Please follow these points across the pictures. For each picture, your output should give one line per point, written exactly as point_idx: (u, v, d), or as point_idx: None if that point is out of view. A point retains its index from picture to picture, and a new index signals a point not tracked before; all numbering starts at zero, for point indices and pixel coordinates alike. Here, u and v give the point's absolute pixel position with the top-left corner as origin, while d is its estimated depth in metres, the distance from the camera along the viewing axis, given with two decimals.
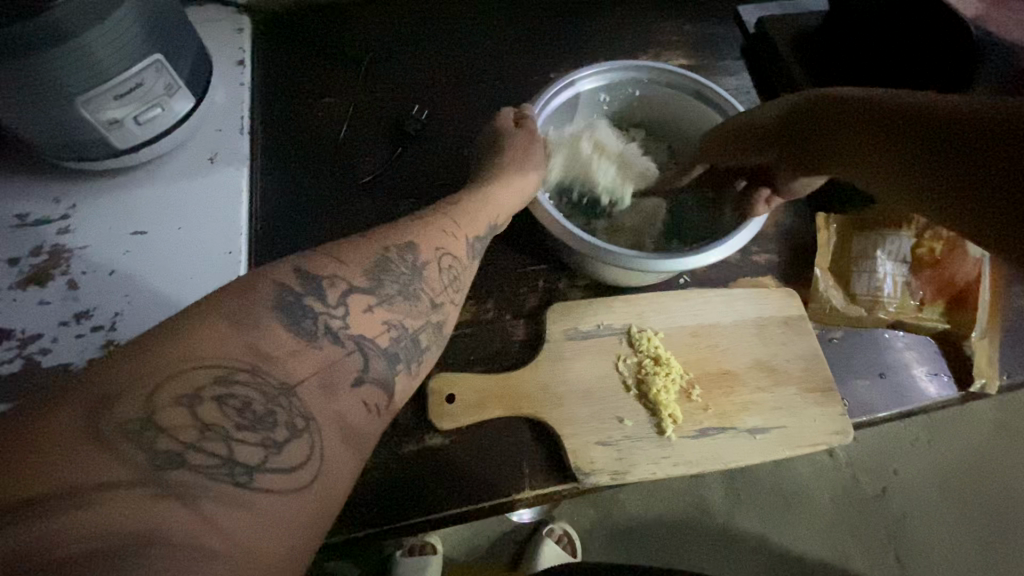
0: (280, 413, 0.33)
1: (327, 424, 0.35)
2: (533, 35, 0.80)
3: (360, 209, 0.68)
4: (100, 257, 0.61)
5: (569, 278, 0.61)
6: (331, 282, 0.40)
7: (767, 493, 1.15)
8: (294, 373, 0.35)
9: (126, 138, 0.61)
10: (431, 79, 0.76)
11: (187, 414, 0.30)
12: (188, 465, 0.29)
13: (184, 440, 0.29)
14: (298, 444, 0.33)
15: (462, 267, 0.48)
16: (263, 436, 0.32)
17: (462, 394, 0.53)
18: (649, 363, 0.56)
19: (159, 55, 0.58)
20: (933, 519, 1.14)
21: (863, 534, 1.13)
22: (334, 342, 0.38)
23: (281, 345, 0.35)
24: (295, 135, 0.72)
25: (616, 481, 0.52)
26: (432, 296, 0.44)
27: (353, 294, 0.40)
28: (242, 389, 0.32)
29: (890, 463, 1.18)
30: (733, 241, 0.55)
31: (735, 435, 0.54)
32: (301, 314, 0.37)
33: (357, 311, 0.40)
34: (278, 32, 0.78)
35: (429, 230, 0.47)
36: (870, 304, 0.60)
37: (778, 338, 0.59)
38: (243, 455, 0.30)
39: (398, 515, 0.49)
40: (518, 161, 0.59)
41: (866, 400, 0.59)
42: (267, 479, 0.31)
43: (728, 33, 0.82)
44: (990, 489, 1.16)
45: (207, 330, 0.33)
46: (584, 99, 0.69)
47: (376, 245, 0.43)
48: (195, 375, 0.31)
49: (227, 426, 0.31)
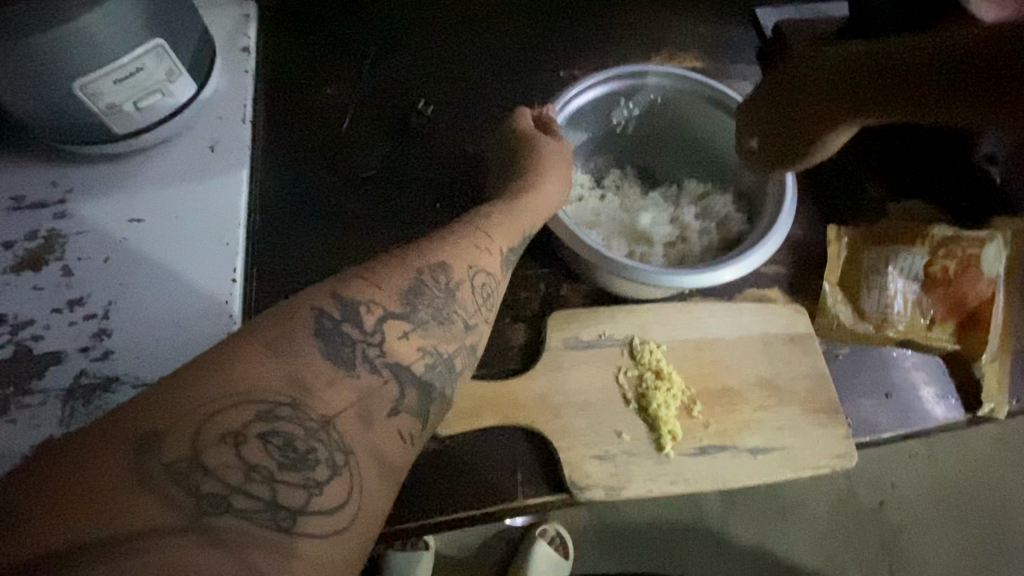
0: (321, 449, 0.32)
1: (363, 457, 0.33)
2: (546, 29, 0.78)
3: (359, 206, 0.66)
4: (97, 244, 0.60)
5: (571, 284, 0.60)
6: (368, 306, 0.38)
7: (765, 503, 1.14)
8: (332, 405, 0.33)
9: (126, 123, 0.60)
10: (439, 75, 0.74)
11: (231, 453, 0.29)
12: (233, 509, 0.28)
13: (228, 482, 0.28)
14: (339, 482, 0.31)
15: (494, 283, 0.46)
16: (305, 476, 0.30)
17: (458, 401, 0.52)
18: (650, 376, 0.55)
19: (161, 39, 0.56)
20: (928, 536, 1.13)
21: (859, 548, 1.11)
22: (372, 370, 0.36)
23: (319, 375, 0.34)
24: (300, 126, 0.70)
25: (611, 496, 0.51)
26: (465, 318, 0.43)
27: (388, 320, 0.38)
28: (287, 425, 0.31)
29: (889, 477, 1.17)
30: (755, 258, 0.54)
31: (735, 453, 0.53)
32: (339, 342, 0.36)
33: (393, 337, 0.38)
34: (284, 20, 0.76)
35: (465, 247, 0.45)
36: (878, 322, 0.59)
37: (784, 356, 0.57)
38: (286, 496, 0.29)
39: (387, 521, 0.48)
40: (542, 169, 0.57)
41: (871, 420, 0.57)
42: (310, 523, 0.29)
43: (745, 34, 0.80)
44: (988, 507, 1.15)
45: (251, 363, 0.32)
46: (604, 108, 0.67)
47: (410, 266, 0.41)
48: (238, 413, 0.30)
49: (271, 466, 0.29)
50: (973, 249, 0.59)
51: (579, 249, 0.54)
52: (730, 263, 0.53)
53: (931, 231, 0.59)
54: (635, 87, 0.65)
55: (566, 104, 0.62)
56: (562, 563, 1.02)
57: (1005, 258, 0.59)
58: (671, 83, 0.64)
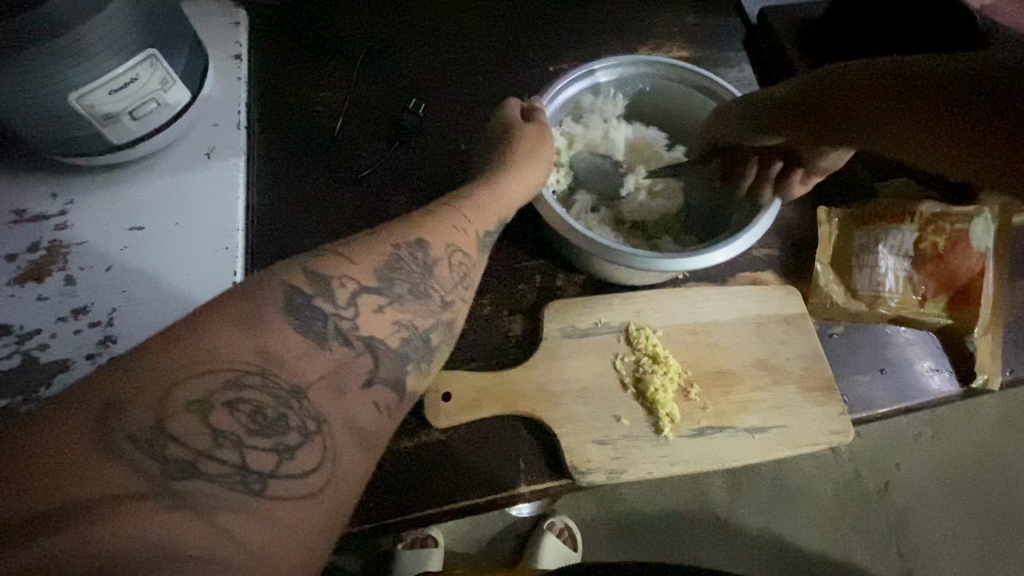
0: (291, 417, 0.32)
1: (338, 427, 0.34)
2: (533, 25, 0.79)
3: (354, 205, 0.67)
4: (99, 253, 0.61)
5: (566, 275, 0.61)
6: (341, 281, 0.38)
7: (770, 488, 1.15)
8: (305, 376, 0.34)
9: (122, 133, 0.61)
10: (429, 74, 0.75)
11: (198, 420, 0.30)
12: (201, 474, 0.29)
13: (195, 447, 0.29)
14: (309, 448, 0.32)
15: (473, 266, 0.47)
16: (273, 441, 0.31)
17: (458, 393, 0.53)
18: (647, 361, 0.56)
19: (154, 49, 0.57)
20: (933, 515, 1.14)
21: (867, 531, 1.13)
22: (345, 344, 0.37)
23: (289, 347, 0.34)
24: (293, 129, 0.71)
25: (612, 480, 0.52)
26: (441, 294, 0.43)
27: (363, 295, 0.39)
28: (253, 393, 0.32)
29: (892, 458, 1.18)
30: (745, 240, 0.54)
31: (732, 434, 0.54)
32: (311, 316, 0.36)
33: (367, 311, 0.39)
34: (274, 25, 0.77)
35: (443, 230, 0.46)
36: (871, 300, 0.60)
37: (779, 337, 0.58)
38: (255, 461, 0.30)
39: (392, 512, 0.49)
40: (530, 157, 0.57)
41: (867, 396, 0.58)
42: (282, 487, 0.30)
43: (730, 23, 0.80)
44: (991, 485, 1.16)
45: (217, 333, 0.32)
46: (596, 98, 0.67)
47: (385, 243, 0.42)
48: (204, 380, 0.31)
49: (239, 432, 0.30)
50: (961, 225, 0.60)
51: (569, 237, 0.54)
52: (723, 245, 0.53)
53: (919, 208, 0.60)
54: (620, 76, 0.65)
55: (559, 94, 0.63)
56: (571, 555, 1.03)
57: (994, 233, 0.60)
58: (656, 71, 0.65)
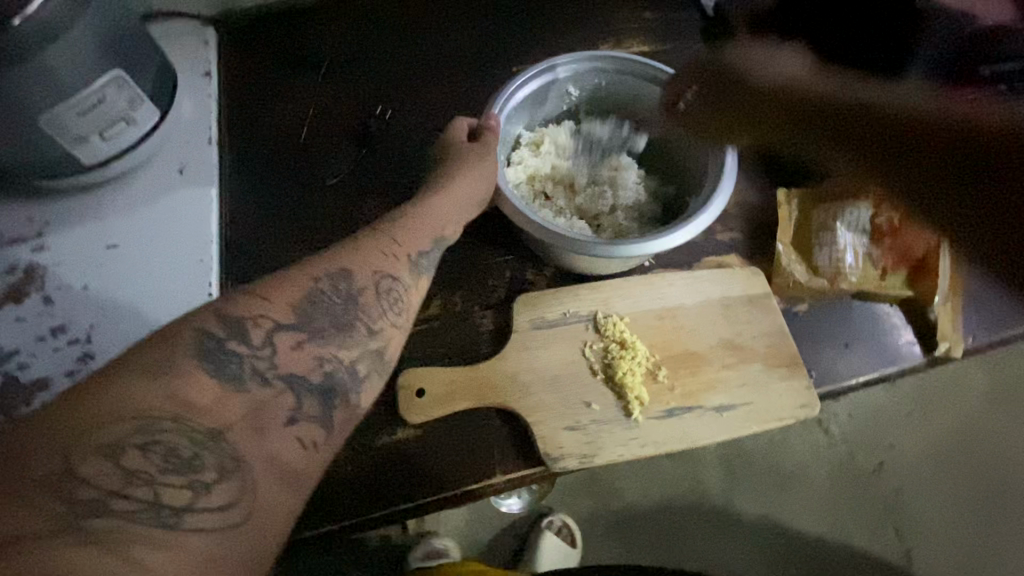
0: (207, 456, 0.34)
1: (259, 464, 0.36)
2: (495, 27, 0.80)
3: (326, 212, 0.68)
4: (75, 272, 0.62)
5: (535, 268, 0.62)
6: (255, 322, 0.40)
7: (765, 473, 1.16)
8: (222, 419, 0.36)
9: (93, 153, 0.62)
10: (394, 80, 0.76)
11: (109, 463, 0.31)
12: (109, 512, 0.30)
13: (105, 488, 0.31)
14: (227, 483, 0.34)
15: (405, 288, 0.48)
16: (189, 478, 0.33)
17: (431, 388, 0.54)
18: (615, 347, 0.57)
19: (120, 70, 0.58)
20: (925, 492, 1.15)
21: (863, 512, 1.14)
22: (264, 384, 0.39)
23: (204, 392, 0.36)
24: (263, 140, 0.72)
25: (585, 464, 0.53)
26: (368, 323, 0.45)
27: (280, 332, 0.41)
28: (169, 436, 0.33)
29: (885, 438, 1.19)
30: (703, 220, 0.56)
31: (701, 413, 0.55)
32: (224, 359, 0.38)
33: (285, 349, 0.41)
34: (241, 40, 0.79)
35: (371, 253, 0.48)
36: (832, 276, 0.60)
37: (743, 317, 0.59)
38: (169, 497, 0.32)
39: (370, 507, 0.50)
40: (466, 162, 0.58)
41: (832, 369, 0.59)
42: (197, 519, 0.32)
43: (688, 15, 0.82)
44: (982, 457, 1.18)
45: (131, 382, 0.34)
46: (548, 97, 0.69)
47: (308, 275, 0.44)
48: (118, 426, 0.32)
49: (152, 471, 0.32)
50: None
51: (531, 230, 0.56)
52: (683, 224, 0.55)
53: None
54: (571, 75, 0.67)
55: (510, 96, 0.64)
56: (569, 552, 1.04)
57: None
58: (606, 67, 0.66)
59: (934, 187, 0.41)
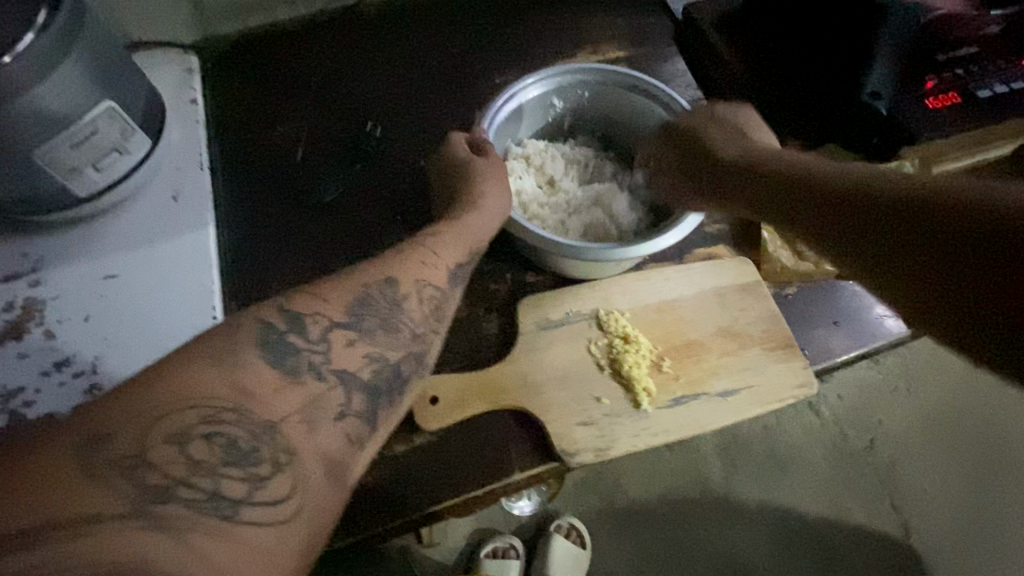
0: (265, 449, 0.37)
1: (309, 457, 0.38)
2: (475, 41, 0.82)
3: (324, 228, 0.69)
4: (75, 305, 0.62)
5: (535, 271, 0.64)
6: (314, 318, 0.43)
7: (762, 460, 1.20)
8: (277, 412, 0.39)
9: (88, 185, 0.62)
10: (381, 96, 0.78)
11: (177, 451, 0.34)
12: (177, 498, 0.33)
13: (174, 475, 0.34)
14: (281, 477, 0.37)
15: (442, 295, 0.50)
16: (247, 470, 0.36)
17: (444, 395, 0.55)
18: (619, 342, 0.59)
19: (112, 101, 0.59)
20: (918, 465, 1.21)
21: (861, 489, 1.20)
22: (317, 378, 0.41)
23: (264, 384, 0.39)
24: (254, 163, 0.73)
25: (600, 457, 0.55)
26: (412, 327, 0.47)
27: (335, 329, 0.43)
28: (230, 428, 0.36)
29: (875, 416, 1.25)
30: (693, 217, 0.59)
31: (706, 399, 0.57)
32: (284, 352, 0.41)
33: (338, 346, 0.43)
34: (224, 66, 0.79)
35: (403, 262, 0.49)
36: (815, 259, 0.64)
37: (738, 304, 0.61)
38: (229, 488, 0.35)
39: (393, 516, 0.51)
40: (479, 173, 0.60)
41: (825, 348, 0.62)
42: (254, 511, 0.35)
43: (659, 19, 0.85)
44: (971, 426, 1.23)
45: (196, 373, 0.37)
46: (534, 111, 0.72)
47: (357, 281, 0.46)
48: (185, 415, 0.35)
49: (216, 461, 0.35)
50: None
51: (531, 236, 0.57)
52: (671, 229, 0.58)
53: None
54: (559, 85, 0.69)
55: (500, 106, 0.66)
56: (581, 555, 1.04)
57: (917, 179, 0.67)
58: (593, 78, 0.69)
59: (965, 269, 0.33)
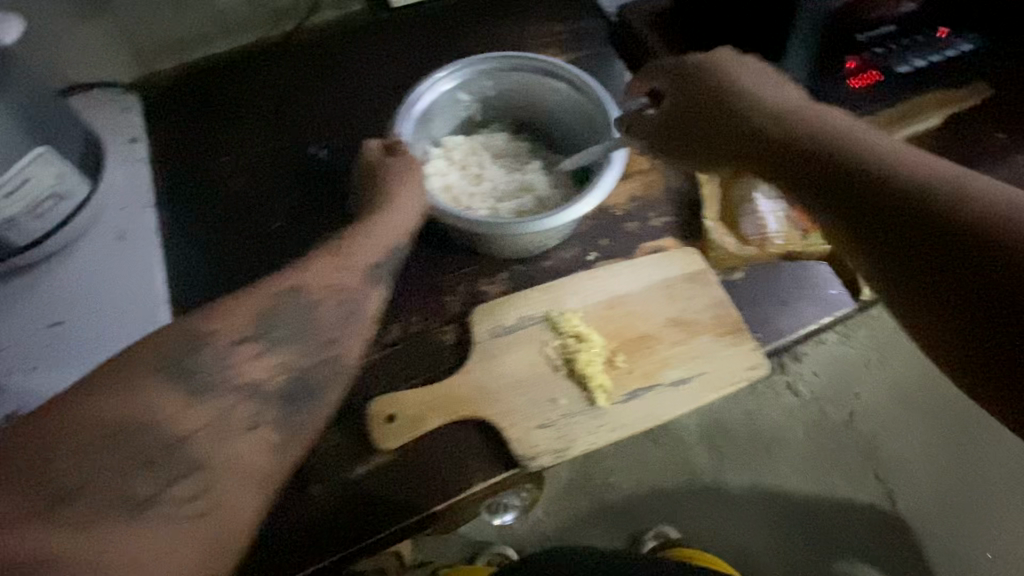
0: (170, 458, 0.37)
1: (218, 471, 0.38)
2: (416, 59, 0.83)
3: (277, 253, 0.68)
4: (21, 355, 0.61)
5: (486, 279, 0.64)
6: (219, 331, 0.41)
7: (747, 441, 1.20)
8: (180, 426, 0.38)
9: (26, 233, 0.62)
10: (327, 118, 0.78)
11: (83, 462, 0.35)
12: (80, 502, 0.34)
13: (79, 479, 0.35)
14: (186, 486, 0.37)
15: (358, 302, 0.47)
16: (154, 477, 0.36)
17: (401, 411, 0.55)
18: (572, 342, 0.59)
19: (42, 146, 0.58)
20: (898, 436, 1.21)
21: (843, 462, 1.20)
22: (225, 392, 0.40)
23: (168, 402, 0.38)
24: (201, 194, 0.72)
25: (560, 458, 0.55)
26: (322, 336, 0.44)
27: (242, 341, 0.41)
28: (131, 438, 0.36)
29: (852, 390, 1.24)
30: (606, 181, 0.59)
31: (662, 390, 0.57)
32: (188, 367, 0.39)
33: (245, 358, 0.41)
34: (166, 100, 0.79)
35: (346, 258, 0.49)
36: (759, 244, 0.66)
37: (687, 294, 0.62)
38: (134, 492, 0.36)
39: (358, 537, 0.51)
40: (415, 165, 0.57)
41: (774, 328, 0.64)
42: (152, 517, 0.36)
43: (596, 23, 0.87)
44: (944, 390, 1.24)
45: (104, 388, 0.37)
46: (449, 101, 0.67)
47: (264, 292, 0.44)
48: (87, 427, 0.36)
49: (121, 468, 0.36)
50: None
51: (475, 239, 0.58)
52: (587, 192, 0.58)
53: None
54: (459, 83, 0.66)
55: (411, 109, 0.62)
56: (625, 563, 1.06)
57: None
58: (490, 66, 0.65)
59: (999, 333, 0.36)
